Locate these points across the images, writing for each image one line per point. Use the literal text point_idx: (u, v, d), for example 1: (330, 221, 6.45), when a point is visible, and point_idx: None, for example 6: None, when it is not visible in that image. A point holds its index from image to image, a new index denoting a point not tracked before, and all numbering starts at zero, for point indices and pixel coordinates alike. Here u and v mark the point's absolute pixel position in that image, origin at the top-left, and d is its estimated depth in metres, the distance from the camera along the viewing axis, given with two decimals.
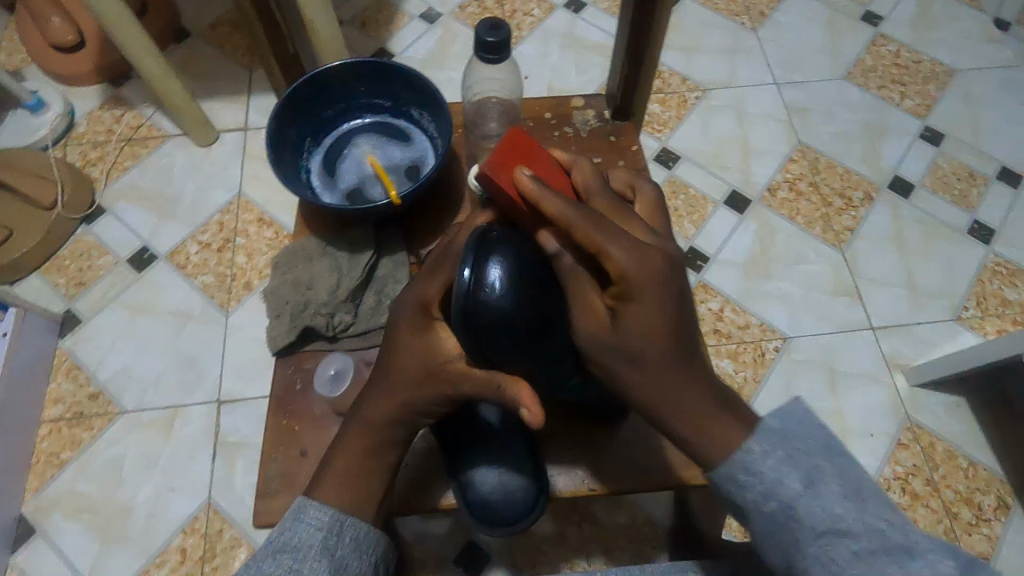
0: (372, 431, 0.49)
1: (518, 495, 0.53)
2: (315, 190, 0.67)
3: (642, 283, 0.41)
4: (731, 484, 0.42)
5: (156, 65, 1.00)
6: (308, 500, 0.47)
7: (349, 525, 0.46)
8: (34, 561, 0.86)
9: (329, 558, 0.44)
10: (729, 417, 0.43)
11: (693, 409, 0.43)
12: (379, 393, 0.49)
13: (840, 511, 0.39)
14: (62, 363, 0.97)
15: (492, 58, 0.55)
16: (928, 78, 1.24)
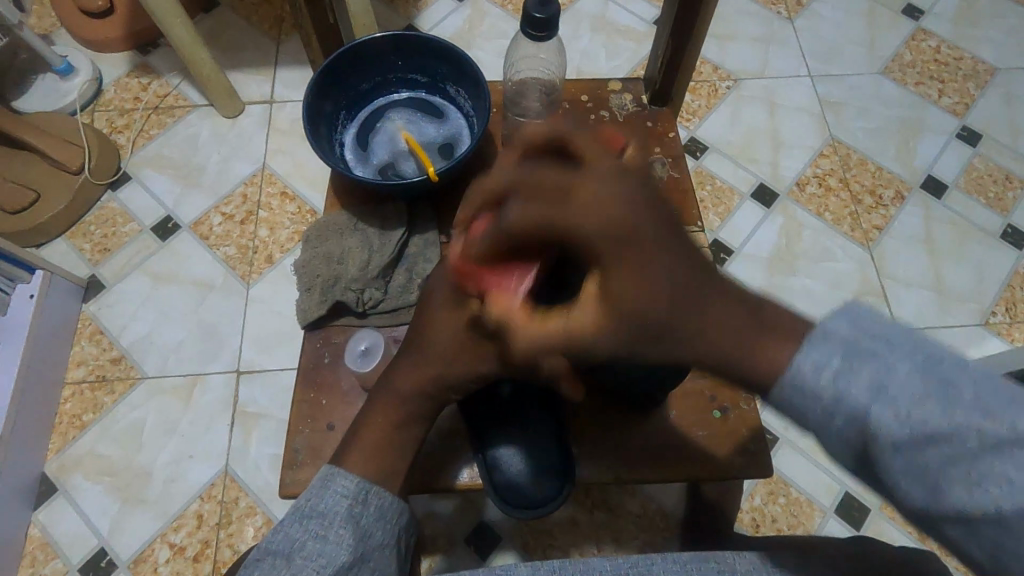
0: (397, 405, 0.50)
1: (545, 477, 0.54)
2: (349, 163, 0.66)
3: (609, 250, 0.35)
4: (792, 406, 0.35)
5: (186, 33, 0.99)
6: (335, 468, 0.47)
7: (374, 494, 0.47)
8: (55, 518, 0.87)
9: (354, 525, 0.44)
10: (772, 334, 0.35)
11: (719, 325, 0.35)
12: (405, 369, 0.50)
13: (920, 414, 0.31)
14: (86, 328, 0.98)
15: (538, 35, 0.54)
16: (968, 75, 1.21)
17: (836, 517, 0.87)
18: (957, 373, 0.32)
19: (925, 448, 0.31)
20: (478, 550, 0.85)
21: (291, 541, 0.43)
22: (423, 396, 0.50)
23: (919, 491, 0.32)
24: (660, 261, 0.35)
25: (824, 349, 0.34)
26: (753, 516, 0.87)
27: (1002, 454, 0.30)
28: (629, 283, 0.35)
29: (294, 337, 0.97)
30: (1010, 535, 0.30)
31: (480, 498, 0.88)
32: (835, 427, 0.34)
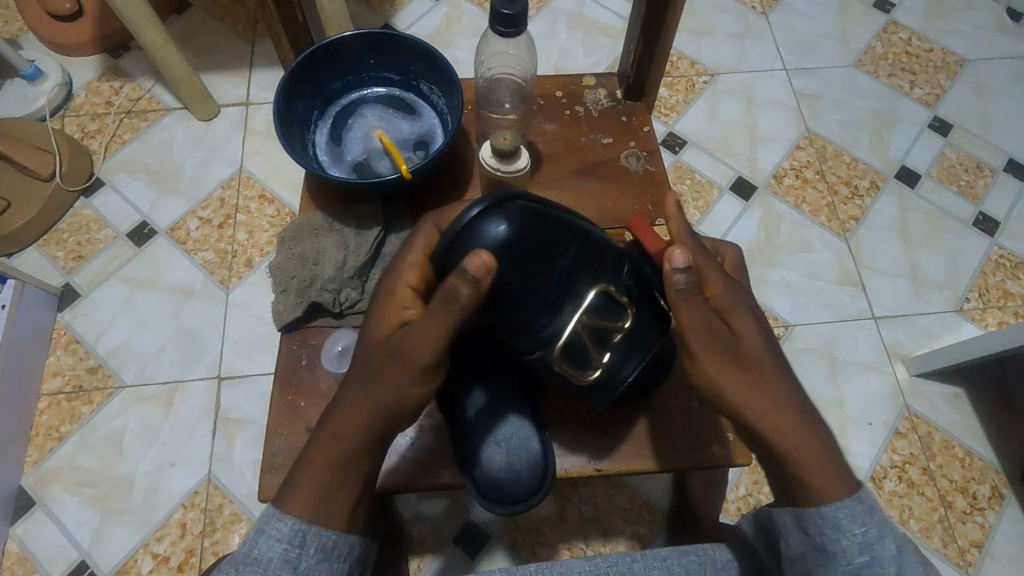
0: (334, 441, 0.46)
1: (526, 474, 0.54)
2: (322, 162, 0.65)
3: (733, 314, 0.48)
4: (818, 515, 0.45)
5: (156, 34, 0.98)
6: (273, 511, 0.45)
7: (312, 535, 0.44)
8: (33, 532, 0.86)
9: (291, 571, 0.42)
10: (838, 474, 0.46)
11: (798, 435, 0.46)
12: (347, 403, 0.47)
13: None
14: (61, 337, 0.97)
15: (508, 31, 0.53)
16: (939, 67, 1.23)
17: None
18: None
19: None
20: (465, 549, 0.85)
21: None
22: (366, 426, 0.46)
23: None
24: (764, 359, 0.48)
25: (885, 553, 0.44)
26: (738, 506, 0.88)
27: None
28: (743, 342, 0.48)
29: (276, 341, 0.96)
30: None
31: (467, 497, 0.88)
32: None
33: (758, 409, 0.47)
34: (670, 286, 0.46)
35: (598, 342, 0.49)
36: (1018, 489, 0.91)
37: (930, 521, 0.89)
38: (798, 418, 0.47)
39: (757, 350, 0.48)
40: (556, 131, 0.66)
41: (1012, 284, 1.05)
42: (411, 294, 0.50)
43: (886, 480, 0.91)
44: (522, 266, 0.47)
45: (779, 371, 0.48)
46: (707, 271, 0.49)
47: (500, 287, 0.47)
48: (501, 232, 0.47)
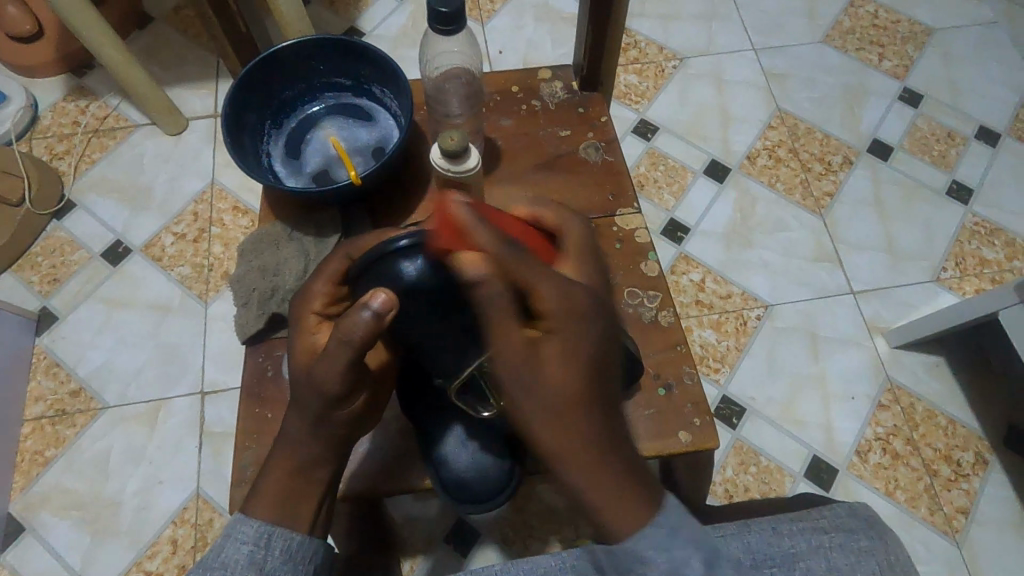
0: (293, 451, 0.46)
1: (494, 475, 0.54)
2: (280, 175, 0.65)
3: (564, 319, 0.40)
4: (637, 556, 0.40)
5: (116, 51, 0.97)
6: (239, 517, 0.45)
7: (278, 535, 0.44)
8: (24, 558, 0.86)
9: (257, 571, 0.42)
10: (641, 503, 0.40)
11: (610, 485, 0.40)
12: (294, 420, 0.46)
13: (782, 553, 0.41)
14: (41, 361, 0.96)
15: (446, 29, 0.53)
16: (907, 38, 1.23)
17: (806, 481, 0.89)
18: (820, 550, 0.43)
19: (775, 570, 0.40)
20: (457, 548, 0.85)
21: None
22: (313, 439, 0.46)
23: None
24: (570, 391, 0.39)
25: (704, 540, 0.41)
26: (725, 487, 0.89)
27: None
28: (548, 367, 0.39)
29: None
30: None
31: None
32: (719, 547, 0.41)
33: (558, 431, 0.39)
34: (475, 297, 0.39)
35: (501, 380, 0.50)
36: (1000, 454, 0.92)
37: (915, 491, 0.89)
38: (602, 442, 0.40)
39: (568, 380, 0.39)
40: (513, 127, 0.66)
41: (988, 250, 1.05)
42: (316, 321, 0.50)
43: (871, 453, 0.92)
44: (432, 300, 0.46)
45: (590, 410, 0.40)
46: (539, 285, 0.39)
47: (422, 316, 0.47)
48: (416, 271, 0.46)
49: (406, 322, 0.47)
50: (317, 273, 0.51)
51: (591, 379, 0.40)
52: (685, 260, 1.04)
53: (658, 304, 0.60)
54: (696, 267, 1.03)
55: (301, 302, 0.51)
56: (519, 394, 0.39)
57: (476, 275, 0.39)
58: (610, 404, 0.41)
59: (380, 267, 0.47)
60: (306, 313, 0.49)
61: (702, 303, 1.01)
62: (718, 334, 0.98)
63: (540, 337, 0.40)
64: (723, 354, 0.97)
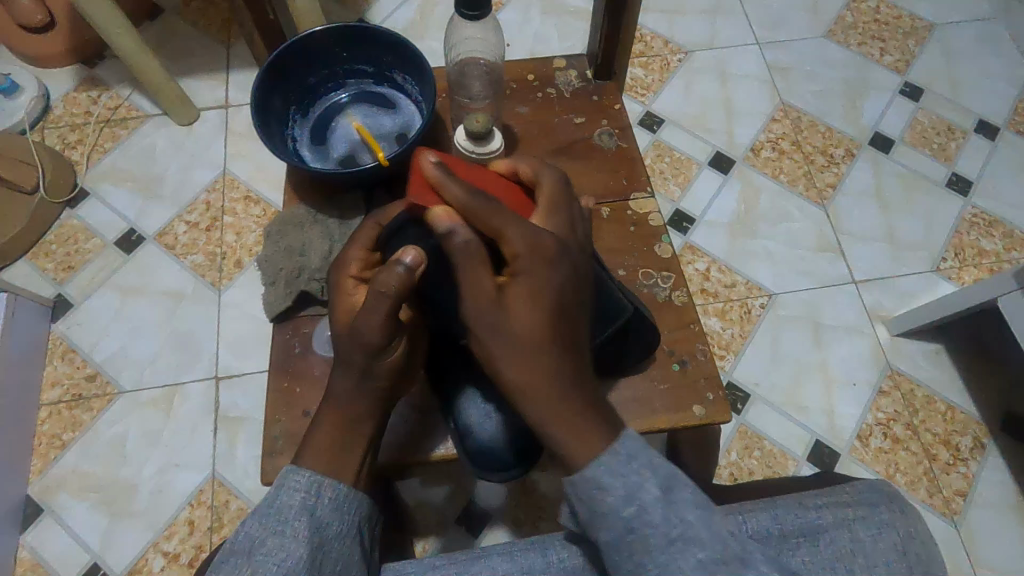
0: (343, 405, 0.49)
1: (520, 446, 0.56)
2: (306, 159, 0.67)
3: (533, 260, 0.44)
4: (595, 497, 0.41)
5: (130, 40, 0.98)
6: (292, 467, 0.47)
7: (328, 484, 0.46)
8: (43, 538, 0.87)
9: (310, 516, 0.44)
10: (600, 427, 0.42)
11: (566, 417, 0.42)
12: (344, 374, 0.49)
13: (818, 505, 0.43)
14: (57, 347, 0.98)
15: (473, 14, 0.55)
16: (908, 33, 1.25)
17: (809, 464, 0.92)
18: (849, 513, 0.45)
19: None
20: (469, 529, 0.87)
21: (250, 538, 0.42)
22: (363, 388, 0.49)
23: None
24: (532, 323, 0.43)
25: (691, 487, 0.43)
26: (730, 471, 0.91)
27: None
28: (493, 315, 0.43)
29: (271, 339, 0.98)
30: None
31: (463, 479, 0.90)
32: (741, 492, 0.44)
33: (515, 360, 0.42)
34: (452, 246, 0.44)
35: None
36: (999, 438, 0.94)
37: (915, 474, 0.92)
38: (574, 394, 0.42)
39: (526, 320, 0.43)
40: (530, 115, 0.67)
41: (986, 241, 1.08)
42: (354, 283, 0.52)
43: (872, 438, 0.94)
44: (455, 254, 0.51)
45: (542, 344, 0.43)
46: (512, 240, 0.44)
47: (448, 268, 0.52)
48: None
49: (436, 276, 0.52)
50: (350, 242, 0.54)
51: (552, 319, 0.43)
52: (690, 249, 1.06)
53: (672, 284, 0.62)
54: (701, 257, 1.05)
55: (335, 267, 0.53)
56: (494, 324, 0.43)
57: (451, 225, 0.44)
58: (569, 343, 0.44)
59: (409, 226, 0.51)
60: (343, 277, 0.52)
61: (707, 292, 1.03)
62: (722, 322, 1.00)
63: (504, 286, 0.44)
64: (728, 341, 0.99)
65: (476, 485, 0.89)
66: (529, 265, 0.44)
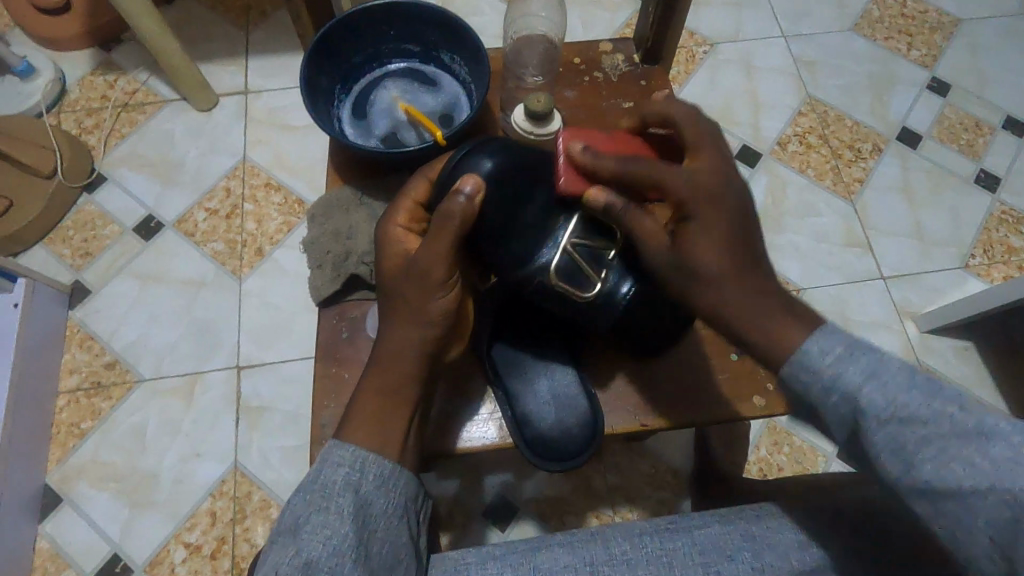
0: (391, 365, 0.49)
1: (576, 431, 0.58)
2: (352, 137, 0.68)
3: (699, 194, 0.45)
4: (804, 374, 0.39)
5: (153, 23, 0.95)
6: (333, 442, 0.46)
7: (371, 460, 0.45)
8: (62, 528, 0.86)
9: (354, 493, 0.43)
10: (793, 317, 0.41)
11: (766, 321, 0.41)
12: (402, 318, 0.49)
13: (903, 397, 0.36)
14: (75, 334, 0.96)
15: None
16: (934, 28, 1.24)
17: (839, 461, 0.91)
18: (946, 388, 0.36)
19: (904, 428, 0.35)
20: (496, 522, 0.86)
21: (295, 517, 0.41)
22: (420, 333, 0.49)
23: (894, 463, 0.35)
24: (718, 229, 0.44)
25: (828, 337, 0.40)
26: (759, 467, 0.90)
27: (975, 441, 0.34)
28: (698, 216, 0.45)
29: (293, 328, 0.96)
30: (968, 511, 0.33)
31: (483, 470, 0.89)
32: (830, 401, 0.38)
33: (710, 253, 0.43)
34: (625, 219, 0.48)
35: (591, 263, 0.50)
36: None
37: None
38: (773, 294, 0.42)
39: (713, 247, 0.43)
40: (577, 98, 0.67)
41: (1015, 238, 1.07)
42: (404, 233, 0.53)
43: None
44: (504, 192, 0.51)
45: (748, 244, 0.44)
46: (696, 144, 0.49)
47: (507, 203, 0.51)
48: (490, 163, 0.51)
49: (485, 220, 0.51)
50: (406, 190, 0.54)
51: (735, 236, 0.44)
52: None
53: None
54: None
55: (385, 216, 0.55)
56: (702, 234, 0.44)
57: (606, 197, 0.49)
58: (748, 253, 0.43)
59: (455, 162, 0.52)
60: (395, 224, 0.53)
61: None
62: None
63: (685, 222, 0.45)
64: None
65: (503, 479, 0.88)
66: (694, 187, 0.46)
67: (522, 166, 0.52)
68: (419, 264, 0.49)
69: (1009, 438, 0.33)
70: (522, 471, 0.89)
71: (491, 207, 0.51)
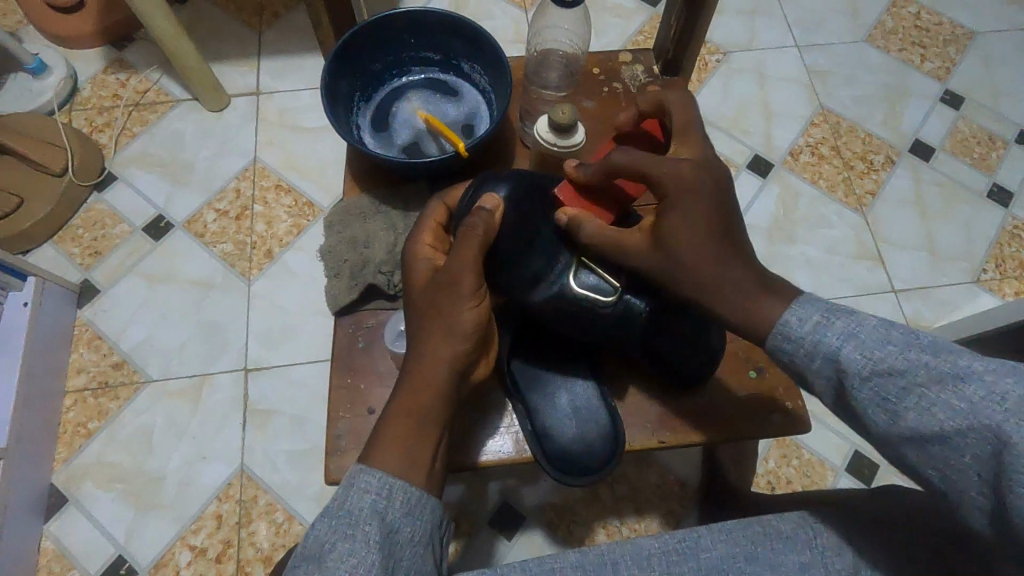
0: (426, 384, 0.48)
1: (599, 443, 0.58)
2: (371, 147, 0.68)
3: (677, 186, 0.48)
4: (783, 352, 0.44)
5: (167, 23, 0.95)
6: (359, 466, 0.45)
7: (399, 489, 0.44)
8: (67, 529, 0.85)
9: (380, 522, 0.42)
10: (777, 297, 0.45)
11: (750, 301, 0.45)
12: (432, 330, 0.49)
13: (881, 353, 0.39)
14: (83, 334, 0.96)
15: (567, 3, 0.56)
16: (948, 40, 1.23)
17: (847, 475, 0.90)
18: (925, 338, 0.39)
19: (889, 382, 0.38)
20: (503, 531, 0.86)
21: (321, 542, 0.41)
22: (451, 346, 0.49)
23: (882, 415, 0.38)
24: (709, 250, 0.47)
25: (804, 308, 0.43)
26: (768, 479, 0.89)
27: (951, 384, 0.36)
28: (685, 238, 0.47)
29: (302, 332, 0.96)
30: (956, 451, 0.35)
31: (487, 476, 0.89)
32: (815, 369, 0.42)
33: (698, 262, 0.47)
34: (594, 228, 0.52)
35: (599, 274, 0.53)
36: None
37: None
38: (750, 276, 0.46)
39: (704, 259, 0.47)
40: (597, 108, 0.68)
41: None
42: (430, 250, 0.54)
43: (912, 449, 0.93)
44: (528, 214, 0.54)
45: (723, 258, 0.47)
46: (668, 179, 0.49)
47: (529, 223, 0.54)
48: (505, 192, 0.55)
49: (506, 238, 0.53)
50: (428, 216, 0.57)
51: (732, 255, 0.47)
52: None
53: None
54: None
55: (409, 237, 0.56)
56: (721, 282, 0.46)
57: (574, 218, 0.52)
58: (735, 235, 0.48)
59: (473, 191, 0.56)
60: (420, 243, 0.54)
61: None
62: None
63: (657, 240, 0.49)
64: None
65: (511, 487, 0.88)
66: (675, 178, 0.49)
67: (534, 193, 0.55)
68: (449, 273, 0.50)
69: (983, 380, 0.36)
70: (529, 479, 0.88)
71: (514, 226, 0.53)
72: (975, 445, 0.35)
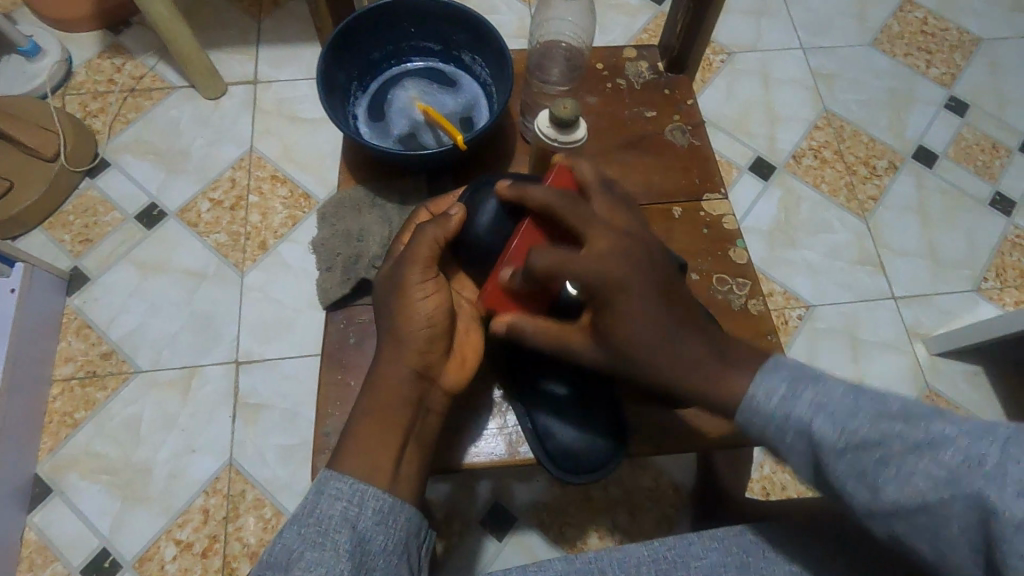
0: (384, 381, 0.48)
1: (600, 442, 0.56)
2: (367, 136, 0.66)
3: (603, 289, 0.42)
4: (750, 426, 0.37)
5: (165, 8, 0.93)
6: (329, 473, 0.45)
7: (371, 495, 0.44)
8: (50, 521, 0.84)
9: (351, 530, 0.42)
10: (723, 368, 0.39)
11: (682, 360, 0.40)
12: (387, 332, 0.50)
13: (853, 425, 0.34)
14: (71, 322, 0.94)
15: None
16: (954, 46, 1.22)
17: None
18: (895, 403, 0.35)
19: (861, 456, 0.33)
20: (493, 532, 0.85)
21: (289, 551, 0.40)
22: (402, 346, 0.49)
23: (862, 491, 0.33)
24: (650, 327, 0.41)
25: (775, 375, 0.37)
26: (762, 485, 0.89)
27: (925, 453, 0.32)
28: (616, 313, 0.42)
29: (294, 326, 0.94)
30: (940, 521, 0.32)
31: (476, 475, 0.87)
32: (791, 443, 0.36)
33: (638, 346, 0.41)
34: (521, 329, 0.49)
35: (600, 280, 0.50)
36: None
37: None
38: (701, 346, 0.40)
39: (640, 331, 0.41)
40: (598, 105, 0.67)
41: None
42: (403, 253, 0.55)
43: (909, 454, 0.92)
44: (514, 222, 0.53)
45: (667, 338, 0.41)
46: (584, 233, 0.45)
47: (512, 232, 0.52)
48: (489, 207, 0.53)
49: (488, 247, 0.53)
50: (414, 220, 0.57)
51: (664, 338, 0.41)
52: None
53: (747, 291, 0.61)
54: None
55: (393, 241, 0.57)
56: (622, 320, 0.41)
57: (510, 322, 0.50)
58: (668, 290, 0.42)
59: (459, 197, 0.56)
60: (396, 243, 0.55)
61: None
62: None
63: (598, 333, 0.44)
64: None
65: (504, 488, 0.87)
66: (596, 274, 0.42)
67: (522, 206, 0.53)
68: (396, 274, 0.50)
69: (958, 443, 0.32)
70: (520, 478, 0.87)
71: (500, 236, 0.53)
72: (961, 514, 0.31)
